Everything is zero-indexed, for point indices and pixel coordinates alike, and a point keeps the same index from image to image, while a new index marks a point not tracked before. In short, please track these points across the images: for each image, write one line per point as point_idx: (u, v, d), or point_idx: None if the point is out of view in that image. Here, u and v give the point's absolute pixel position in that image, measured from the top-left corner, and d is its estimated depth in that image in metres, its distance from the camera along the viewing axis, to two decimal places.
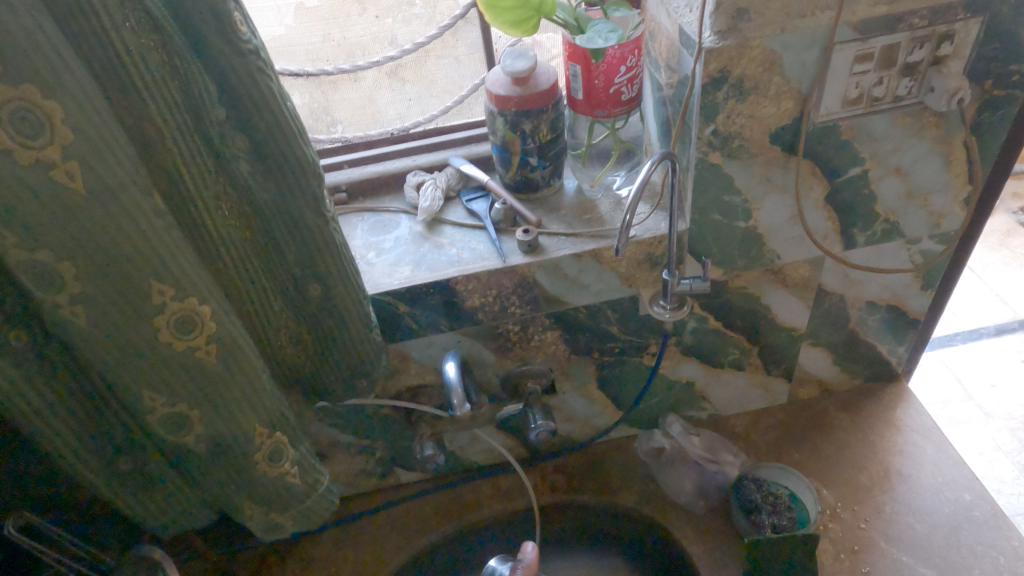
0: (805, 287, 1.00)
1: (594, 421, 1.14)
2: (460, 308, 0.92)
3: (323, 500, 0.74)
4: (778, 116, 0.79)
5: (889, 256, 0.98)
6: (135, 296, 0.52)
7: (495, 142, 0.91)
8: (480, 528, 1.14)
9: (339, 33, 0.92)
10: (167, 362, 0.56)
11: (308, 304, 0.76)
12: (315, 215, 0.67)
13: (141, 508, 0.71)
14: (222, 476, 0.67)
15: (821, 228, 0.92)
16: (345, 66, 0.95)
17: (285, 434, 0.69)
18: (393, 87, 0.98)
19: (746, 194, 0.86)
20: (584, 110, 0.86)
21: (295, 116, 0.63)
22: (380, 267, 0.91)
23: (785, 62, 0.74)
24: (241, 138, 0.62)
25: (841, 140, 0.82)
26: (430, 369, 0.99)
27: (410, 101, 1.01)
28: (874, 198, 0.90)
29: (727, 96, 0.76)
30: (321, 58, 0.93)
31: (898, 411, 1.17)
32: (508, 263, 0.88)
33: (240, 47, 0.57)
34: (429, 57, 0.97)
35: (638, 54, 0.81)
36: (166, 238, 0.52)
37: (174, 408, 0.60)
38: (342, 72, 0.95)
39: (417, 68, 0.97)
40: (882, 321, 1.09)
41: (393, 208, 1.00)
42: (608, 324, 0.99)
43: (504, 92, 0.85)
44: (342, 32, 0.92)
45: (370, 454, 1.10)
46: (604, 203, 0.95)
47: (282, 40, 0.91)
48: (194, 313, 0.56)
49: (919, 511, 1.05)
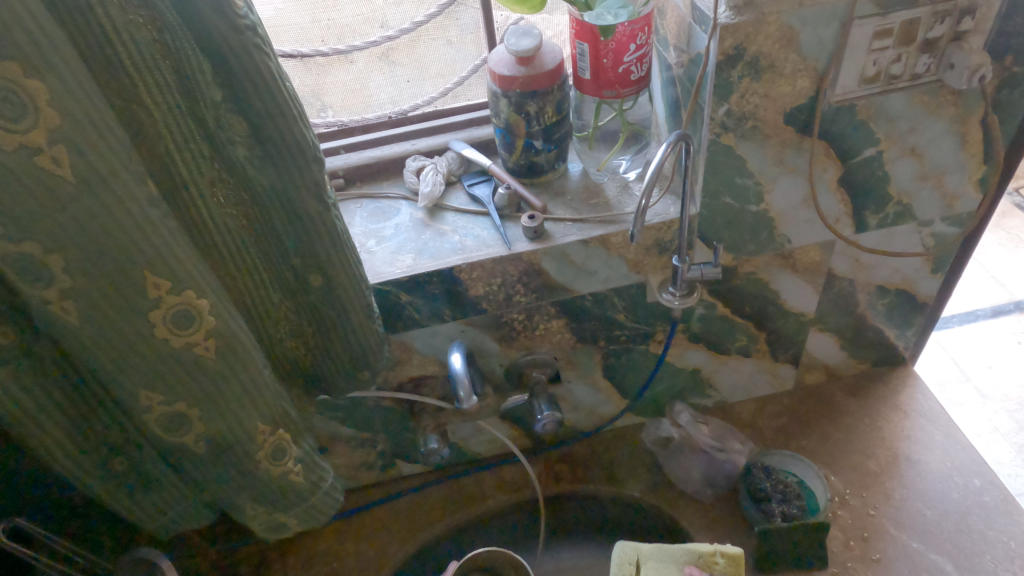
0: (815, 272, 0.98)
1: (599, 410, 1.12)
2: (464, 297, 0.89)
3: (327, 498, 0.72)
4: (794, 95, 0.76)
5: (900, 239, 0.96)
6: (130, 290, 0.49)
7: (498, 125, 0.88)
8: (485, 520, 1.12)
9: (327, 14, 0.87)
10: (164, 359, 0.54)
11: (309, 295, 0.73)
12: (316, 203, 0.64)
13: (138, 508, 0.68)
14: (223, 476, 0.64)
15: (833, 211, 0.90)
16: (335, 48, 0.90)
17: (289, 432, 0.66)
18: (384, 70, 0.94)
19: (759, 176, 0.83)
20: (591, 91, 0.83)
21: (295, 97, 0.59)
22: (380, 256, 0.88)
23: (802, 38, 0.71)
24: (237, 120, 0.58)
25: (857, 120, 0.80)
26: (433, 360, 0.97)
27: (402, 84, 0.97)
28: (888, 179, 0.87)
29: (742, 75, 0.73)
30: (310, 40, 0.88)
31: (906, 396, 1.16)
32: (514, 251, 0.85)
33: (236, 22, 0.52)
34: (421, 40, 0.92)
35: (647, 32, 0.78)
36: (161, 228, 0.49)
37: (173, 407, 0.57)
38: (331, 54, 0.90)
39: (410, 50, 0.93)
40: (891, 305, 1.07)
41: (392, 195, 0.96)
42: (614, 312, 0.97)
43: (508, 73, 0.82)
44: (330, 14, 0.87)
45: (371, 447, 1.08)
46: (611, 187, 0.92)
47: (273, 22, 0.86)
48: (193, 307, 0.53)
49: (928, 497, 1.04)
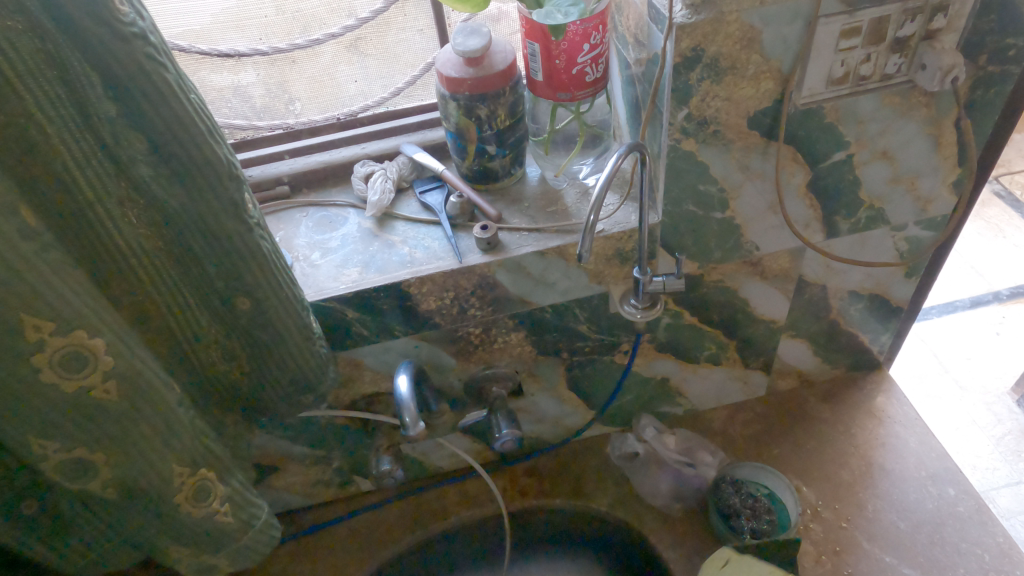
0: (785, 279, 0.94)
1: (565, 421, 1.08)
2: (415, 311, 0.84)
3: (262, 535, 0.67)
4: (757, 98, 0.71)
5: (873, 244, 0.92)
6: (6, 334, 0.44)
7: (448, 129, 0.83)
8: (448, 537, 1.08)
9: (292, 3, 0.82)
10: (55, 405, 0.48)
11: (239, 319, 0.67)
12: (235, 223, 0.59)
13: (53, 553, 0.63)
14: (142, 521, 0.59)
15: (802, 216, 0.86)
16: (300, 40, 0.85)
17: (214, 470, 0.61)
18: (354, 62, 0.88)
19: (723, 182, 0.79)
20: (545, 94, 0.78)
21: (201, 109, 0.54)
22: (325, 270, 0.83)
23: (764, 38, 0.66)
24: (137, 137, 0.53)
25: (824, 123, 0.75)
26: (386, 376, 0.92)
27: (372, 78, 0.91)
28: (859, 183, 0.83)
29: (701, 78, 0.68)
30: (273, 33, 0.83)
31: (881, 402, 1.13)
32: (465, 264, 0.80)
33: (121, 31, 0.47)
34: (390, 29, 0.87)
35: (602, 31, 0.73)
36: (38, 264, 0.44)
37: (72, 453, 0.52)
38: (296, 48, 0.85)
39: (379, 41, 0.87)
40: (865, 310, 1.04)
41: (340, 202, 0.91)
42: (576, 323, 0.92)
43: (456, 74, 0.76)
44: (295, 3, 0.82)
45: (326, 465, 1.03)
46: (570, 193, 0.87)
47: (236, 12, 0.81)
48: (84, 347, 0.47)
49: (902, 508, 1.01)
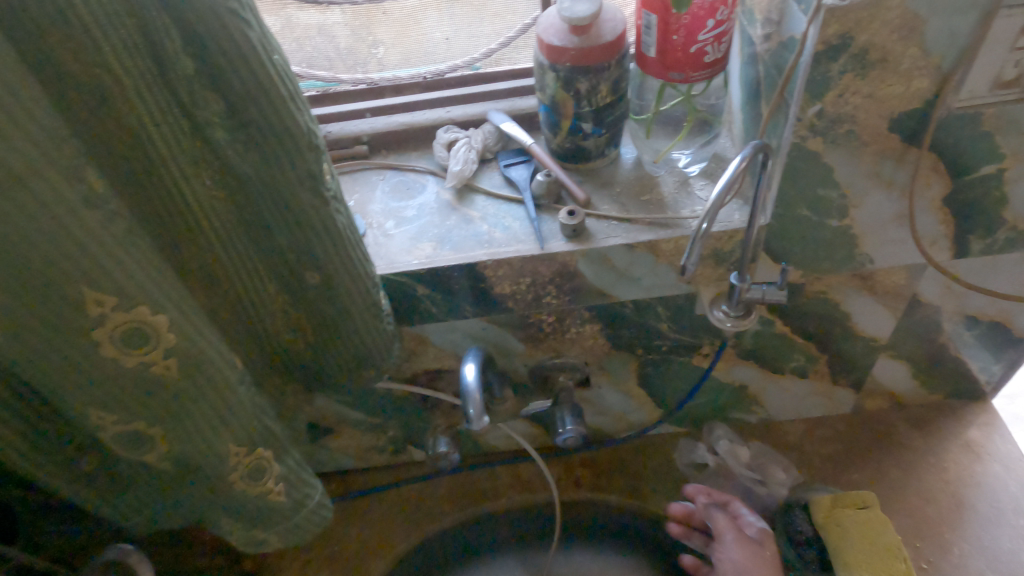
0: (896, 296, 0.84)
1: (629, 417, 1.03)
2: (486, 293, 0.79)
3: (313, 515, 0.65)
4: (906, 97, 0.61)
5: (1006, 269, 0.81)
6: (65, 309, 0.41)
7: (542, 101, 0.76)
8: (496, 518, 1.06)
9: None
10: (115, 379, 0.46)
11: (306, 292, 0.64)
12: (311, 196, 0.54)
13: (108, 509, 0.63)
14: (197, 492, 0.58)
15: (930, 232, 0.76)
16: None
17: (270, 449, 0.59)
18: (440, 7, 0.83)
19: (846, 188, 0.70)
20: (656, 72, 0.69)
21: (284, 73, 0.48)
22: (398, 241, 0.78)
23: (929, 29, 0.56)
24: (215, 100, 0.48)
25: (979, 131, 0.65)
26: (450, 355, 0.88)
27: (459, 25, 0.85)
28: (1005, 201, 0.72)
29: (844, 70, 0.59)
30: None
31: (980, 436, 1.02)
32: (547, 251, 0.74)
33: None
34: None
35: (730, 6, 0.65)
36: (103, 236, 0.40)
37: (129, 425, 0.50)
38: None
39: None
40: (980, 337, 0.93)
41: (419, 168, 0.86)
42: (656, 321, 0.86)
43: (558, 42, 0.69)
44: None
45: (381, 432, 1.01)
46: (667, 181, 0.80)
47: None
48: (146, 324, 0.44)
49: (992, 557, 0.92)
